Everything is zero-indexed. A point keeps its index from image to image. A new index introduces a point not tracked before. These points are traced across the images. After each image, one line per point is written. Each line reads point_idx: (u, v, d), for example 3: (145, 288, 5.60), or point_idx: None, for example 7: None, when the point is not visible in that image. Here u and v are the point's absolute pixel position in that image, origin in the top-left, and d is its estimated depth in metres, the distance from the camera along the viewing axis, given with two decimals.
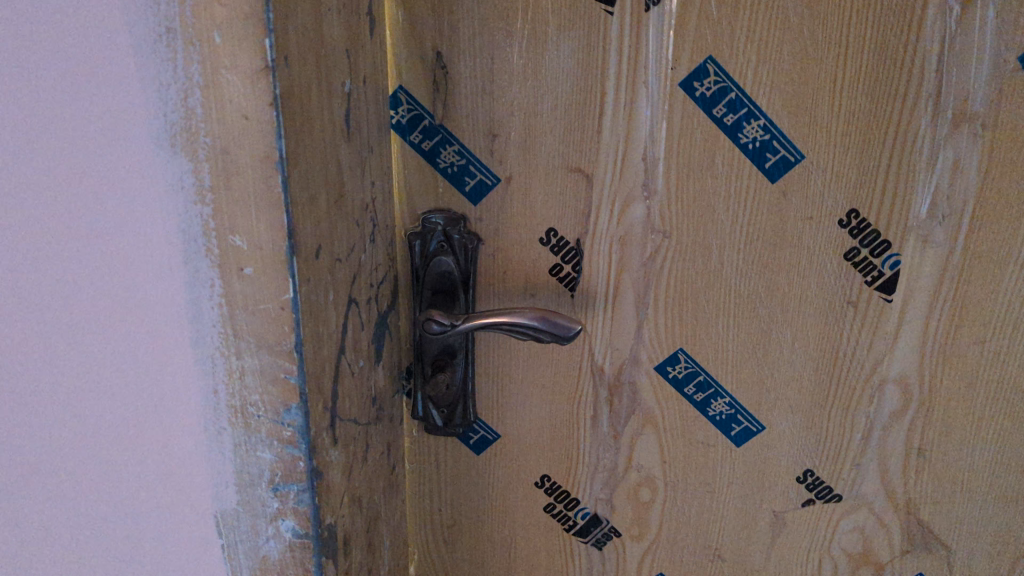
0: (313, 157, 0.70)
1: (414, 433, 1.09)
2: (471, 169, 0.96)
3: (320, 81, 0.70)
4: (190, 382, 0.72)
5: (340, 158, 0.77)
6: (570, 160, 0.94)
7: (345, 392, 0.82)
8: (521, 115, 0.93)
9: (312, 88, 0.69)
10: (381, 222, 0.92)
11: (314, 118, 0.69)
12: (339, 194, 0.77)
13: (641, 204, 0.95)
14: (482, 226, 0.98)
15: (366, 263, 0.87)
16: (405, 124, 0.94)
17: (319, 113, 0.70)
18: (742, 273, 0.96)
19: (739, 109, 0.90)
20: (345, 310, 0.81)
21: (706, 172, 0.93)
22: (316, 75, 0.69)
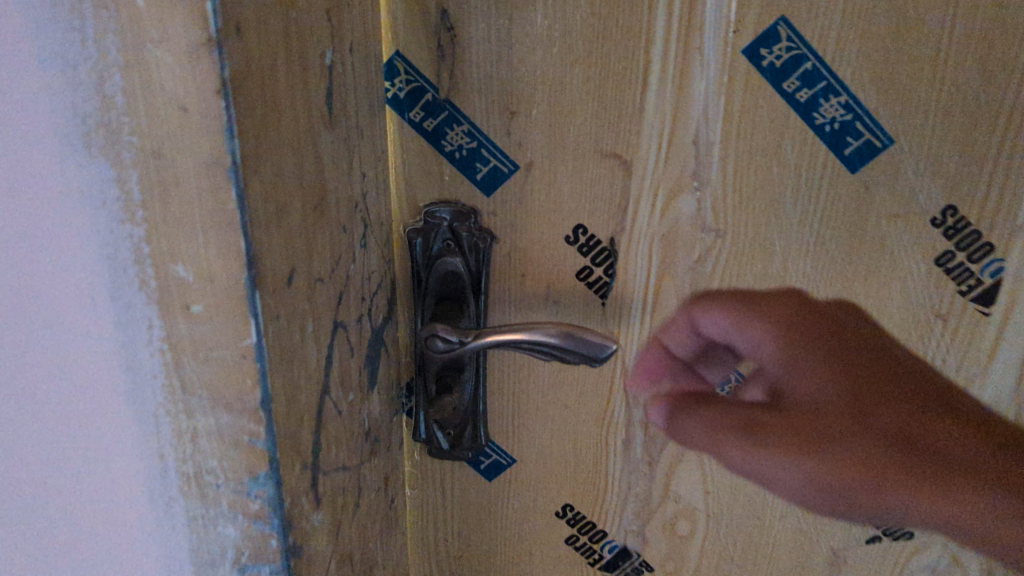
0: (280, 156, 0.53)
1: (415, 458, 0.94)
2: (483, 154, 0.79)
3: (290, 54, 0.53)
4: (127, 445, 0.56)
5: (320, 150, 0.60)
6: (605, 144, 0.77)
7: (330, 439, 0.66)
8: (544, 89, 0.75)
9: (277, 63, 0.51)
10: (373, 221, 0.75)
11: (282, 104, 0.52)
12: (318, 197, 0.60)
13: (690, 197, 0.79)
14: (496, 222, 0.82)
15: (356, 276, 0.71)
16: (403, 99, 0.77)
17: (288, 96, 0.53)
18: (807, 280, 0.81)
19: (816, 83, 0.72)
20: (330, 339, 0.65)
21: (771, 160, 0.76)
22: (282, 45, 0.52)
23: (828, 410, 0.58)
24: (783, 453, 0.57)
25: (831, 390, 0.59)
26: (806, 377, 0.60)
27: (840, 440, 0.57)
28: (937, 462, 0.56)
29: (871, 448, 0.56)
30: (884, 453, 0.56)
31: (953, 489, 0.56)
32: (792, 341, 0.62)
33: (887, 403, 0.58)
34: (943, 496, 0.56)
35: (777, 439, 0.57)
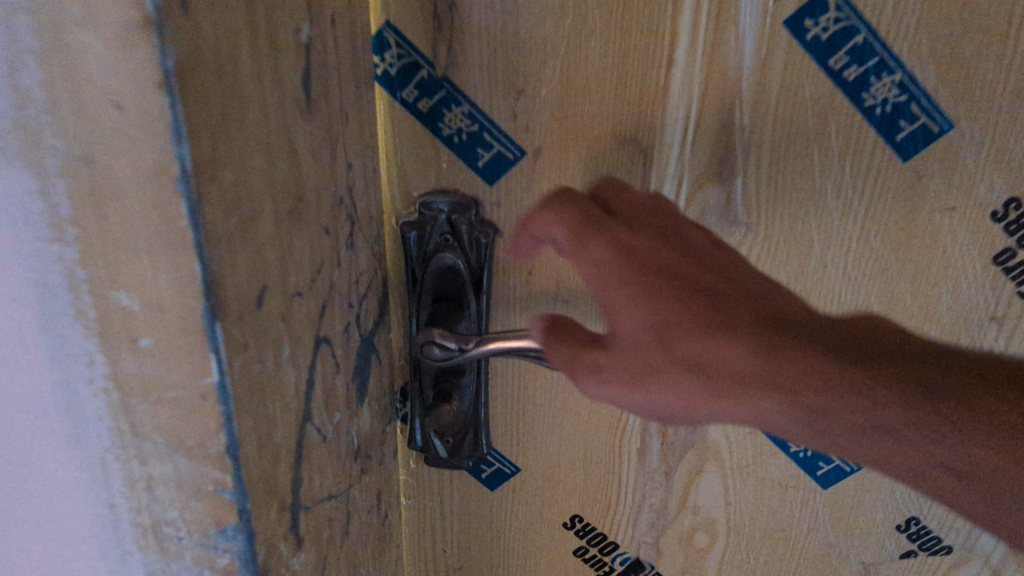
0: (246, 158, 0.44)
1: (411, 466, 0.86)
2: (485, 138, 0.70)
3: (256, 33, 0.44)
4: (72, 493, 0.48)
5: (295, 143, 0.51)
6: (623, 127, 0.68)
7: (313, 470, 0.58)
8: (555, 65, 0.66)
9: (240, 46, 0.42)
10: (361, 217, 0.66)
11: (246, 95, 0.43)
12: (295, 199, 0.51)
13: (719, 186, 0.70)
14: (499, 213, 0.73)
15: (341, 283, 0.62)
16: (395, 76, 0.68)
17: (254, 84, 0.44)
18: (848, 279, 0.72)
19: (868, 59, 0.63)
20: (312, 359, 0.56)
21: (812, 146, 0.67)
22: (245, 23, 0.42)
23: (642, 346, 0.54)
24: (627, 387, 0.53)
25: (656, 321, 0.54)
26: (641, 310, 0.54)
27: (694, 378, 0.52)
28: (798, 395, 0.51)
29: (725, 376, 0.52)
30: (737, 388, 0.52)
31: (827, 414, 0.52)
32: (614, 280, 0.56)
33: (727, 336, 0.52)
34: (824, 420, 0.52)
35: (619, 373, 0.54)
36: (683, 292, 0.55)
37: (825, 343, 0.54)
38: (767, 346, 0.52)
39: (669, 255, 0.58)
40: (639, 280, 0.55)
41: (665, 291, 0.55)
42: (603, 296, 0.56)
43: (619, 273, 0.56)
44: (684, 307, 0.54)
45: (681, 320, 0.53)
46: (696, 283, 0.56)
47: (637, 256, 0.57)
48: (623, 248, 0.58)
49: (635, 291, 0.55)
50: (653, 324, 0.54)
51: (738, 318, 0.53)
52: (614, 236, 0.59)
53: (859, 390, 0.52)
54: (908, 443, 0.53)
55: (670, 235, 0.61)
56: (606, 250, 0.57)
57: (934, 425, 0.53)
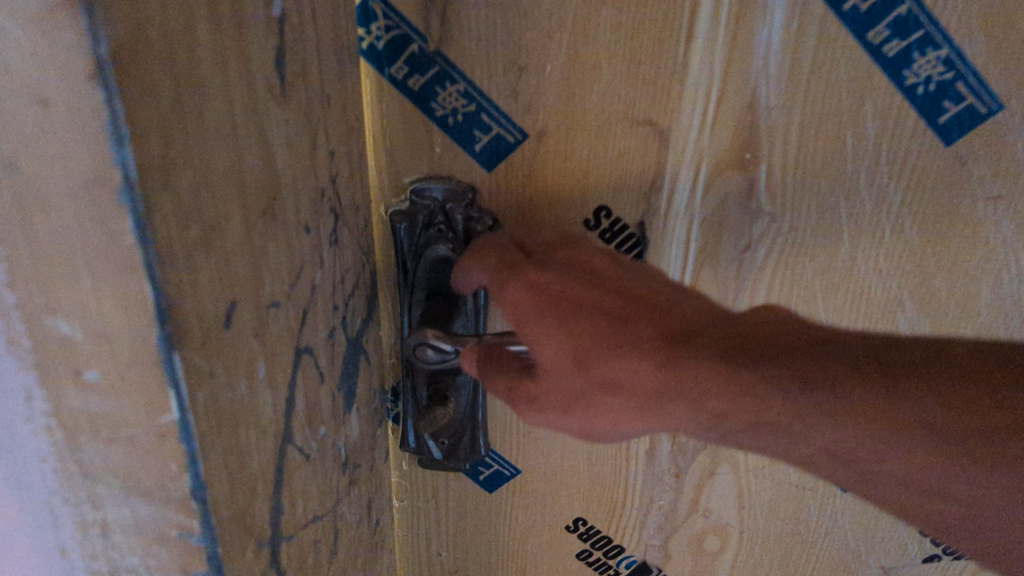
0: (208, 155, 0.37)
1: (403, 468, 0.81)
2: (482, 119, 0.63)
3: (218, 8, 0.37)
4: (17, 537, 0.42)
5: (269, 133, 0.44)
6: (636, 107, 0.62)
7: (296, 495, 0.53)
8: (562, 39, 0.59)
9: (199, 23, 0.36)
10: (346, 208, 0.60)
11: (207, 81, 0.37)
12: (271, 198, 0.45)
13: (741, 173, 0.64)
14: (496, 201, 0.67)
15: (325, 284, 0.56)
16: (382, 50, 0.61)
17: (217, 68, 0.38)
18: (878, 272, 0.67)
19: (910, 32, 0.57)
20: (292, 373, 0.50)
21: (844, 129, 0.61)
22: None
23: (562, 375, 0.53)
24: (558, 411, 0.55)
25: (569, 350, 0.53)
26: (551, 349, 0.53)
27: (609, 398, 0.53)
28: (704, 405, 0.52)
29: (634, 394, 0.52)
30: (652, 401, 0.52)
31: (732, 419, 0.53)
32: (526, 313, 0.54)
33: (628, 353, 0.52)
34: (737, 423, 0.53)
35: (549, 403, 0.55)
36: (589, 313, 0.53)
37: (727, 352, 0.52)
38: (668, 363, 0.51)
39: (580, 272, 0.56)
40: (545, 310, 0.53)
41: (571, 318, 0.53)
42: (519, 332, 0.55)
43: (526, 308, 0.54)
44: (589, 331, 0.52)
45: (587, 346, 0.52)
46: (604, 298, 0.54)
47: (548, 282, 0.55)
48: (530, 278, 0.55)
49: (544, 324, 0.53)
50: (563, 356, 0.53)
51: (640, 337, 0.52)
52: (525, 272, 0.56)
53: (759, 397, 0.52)
54: (832, 437, 0.54)
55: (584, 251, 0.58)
56: (517, 288, 0.55)
57: (858, 426, 0.53)
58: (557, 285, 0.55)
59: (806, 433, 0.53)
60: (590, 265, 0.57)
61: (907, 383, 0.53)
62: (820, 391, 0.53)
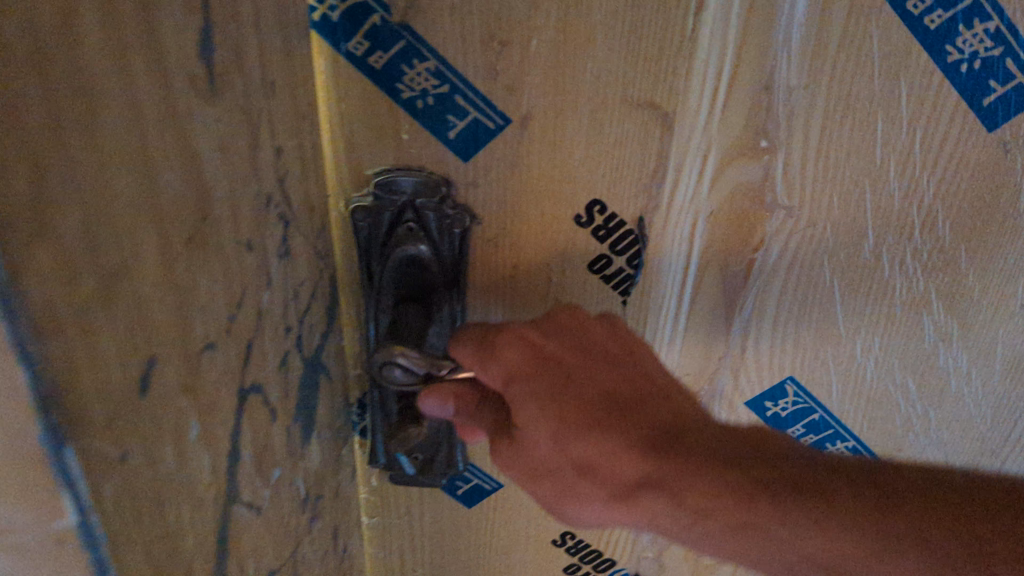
0: (105, 184, 0.28)
1: (371, 485, 0.73)
2: (457, 103, 0.54)
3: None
4: None
5: (193, 139, 0.35)
6: (636, 88, 0.53)
7: (246, 559, 0.45)
8: (550, 8, 0.50)
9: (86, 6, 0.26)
10: (298, 211, 0.51)
11: (102, 85, 0.28)
12: (198, 221, 0.36)
13: (753, 162, 0.56)
14: (478, 195, 0.58)
15: (274, 306, 0.47)
16: (337, 22, 0.51)
17: (117, 64, 0.29)
18: (905, 272, 0.59)
19: (957, 2, 0.49)
20: (235, 421, 0.42)
21: (875, 113, 0.53)
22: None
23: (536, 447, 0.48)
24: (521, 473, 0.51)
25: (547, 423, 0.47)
26: (530, 417, 0.48)
27: (583, 480, 0.48)
28: (683, 503, 0.45)
29: (607, 481, 0.47)
30: (627, 493, 0.47)
31: (711, 522, 0.45)
32: (516, 375, 0.49)
33: (614, 436, 0.46)
34: (715, 530, 0.45)
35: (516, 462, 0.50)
36: (582, 387, 0.49)
37: (732, 457, 0.46)
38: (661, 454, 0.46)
39: (577, 343, 0.52)
40: (538, 373, 0.49)
41: (564, 387, 0.48)
42: (505, 392, 0.50)
43: (520, 367, 0.49)
44: (576, 403, 0.47)
45: (572, 420, 0.47)
46: (593, 375, 0.50)
47: (543, 344, 0.51)
48: (526, 335, 0.51)
49: (531, 390, 0.48)
50: (545, 426, 0.47)
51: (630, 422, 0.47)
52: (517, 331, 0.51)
53: (741, 500, 0.44)
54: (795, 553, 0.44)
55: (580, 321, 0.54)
56: (509, 347, 0.50)
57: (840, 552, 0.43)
58: (552, 350, 0.51)
59: (783, 540, 0.44)
60: (585, 337, 0.53)
61: (902, 507, 0.44)
62: (792, 500, 0.44)
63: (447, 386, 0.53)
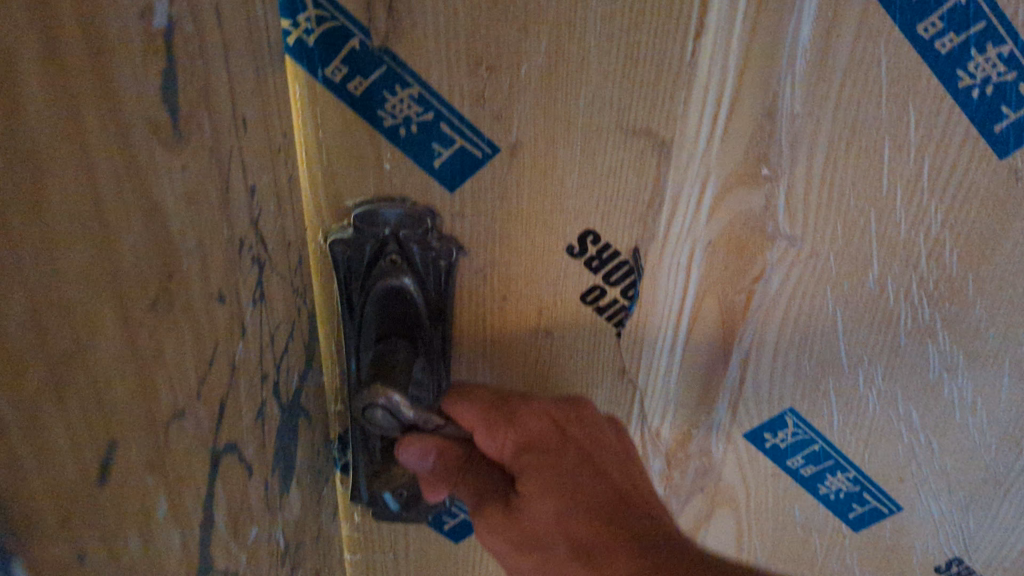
0: (53, 255, 0.25)
1: (356, 521, 0.70)
2: (443, 130, 0.51)
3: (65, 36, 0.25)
4: None
5: (157, 194, 0.32)
6: (632, 115, 0.50)
7: None
8: (541, 33, 0.47)
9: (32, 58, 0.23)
10: (274, 251, 0.47)
11: (51, 138, 0.24)
12: (164, 281, 0.33)
13: (755, 190, 0.53)
14: (465, 226, 0.55)
15: (250, 356, 0.44)
16: (313, 47, 0.48)
17: (68, 121, 0.25)
18: (910, 301, 0.57)
19: (970, 25, 0.46)
20: (210, 489, 0.39)
21: (882, 140, 0.50)
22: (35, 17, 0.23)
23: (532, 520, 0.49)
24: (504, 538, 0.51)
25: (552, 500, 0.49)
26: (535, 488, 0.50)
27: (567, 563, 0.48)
28: None
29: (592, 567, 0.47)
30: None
31: None
32: (532, 449, 0.51)
33: (613, 530, 0.48)
34: None
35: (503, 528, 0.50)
36: (591, 479, 0.51)
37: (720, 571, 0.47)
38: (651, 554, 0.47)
39: (594, 432, 0.54)
40: (553, 452, 0.51)
41: (576, 469, 0.51)
42: (514, 462, 0.51)
43: (536, 440, 0.52)
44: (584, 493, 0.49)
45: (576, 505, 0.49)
46: (602, 467, 0.52)
47: (563, 424, 0.54)
48: (549, 412, 0.54)
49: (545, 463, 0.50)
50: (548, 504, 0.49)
51: (628, 520, 0.49)
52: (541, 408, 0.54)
53: None
54: None
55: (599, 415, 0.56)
56: (533, 417, 0.53)
57: None
58: (570, 432, 0.53)
59: None
60: (602, 428, 0.55)
61: None
62: None
63: (431, 441, 0.51)
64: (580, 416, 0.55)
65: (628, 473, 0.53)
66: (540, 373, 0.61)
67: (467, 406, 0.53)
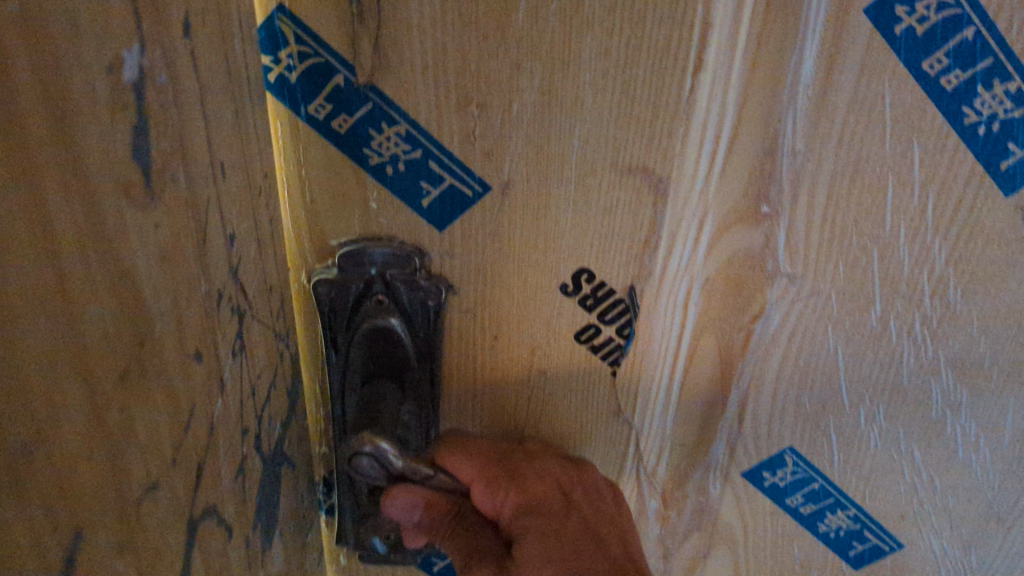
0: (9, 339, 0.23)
1: (341, 564, 0.68)
2: (431, 169, 0.49)
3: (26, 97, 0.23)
4: None
5: (128, 256, 0.30)
6: (628, 152, 0.48)
7: None
8: (534, 68, 0.45)
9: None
10: (255, 298, 0.45)
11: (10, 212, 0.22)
12: (136, 347, 0.31)
13: (754, 228, 0.52)
14: (455, 265, 0.53)
15: (230, 413, 0.42)
16: (296, 84, 0.46)
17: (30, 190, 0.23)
18: (913, 339, 0.55)
19: (976, 61, 0.45)
20: (187, 560, 0.36)
21: (885, 177, 0.49)
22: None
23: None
24: None
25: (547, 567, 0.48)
26: (532, 553, 0.49)
27: None
28: None
29: None
30: None
31: None
32: (531, 512, 0.52)
33: None
34: None
35: None
36: (588, 549, 0.50)
37: None
38: None
39: (598, 501, 0.54)
40: (552, 517, 0.51)
41: (575, 536, 0.50)
42: (513, 524, 0.51)
43: (538, 501, 0.52)
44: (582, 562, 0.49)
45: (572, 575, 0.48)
46: (600, 537, 0.51)
47: (568, 488, 0.53)
48: (553, 476, 0.54)
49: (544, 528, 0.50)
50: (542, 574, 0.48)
51: None
52: (543, 470, 0.54)
53: None
54: None
55: (600, 482, 0.55)
56: (535, 480, 0.53)
57: None
58: (574, 497, 0.53)
59: None
60: (605, 496, 0.54)
61: None
62: None
63: (419, 494, 0.50)
64: (585, 482, 0.54)
65: (626, 546, 0.52)
66: (527, 416, 0.59)
67: (466, 461, 0.53)
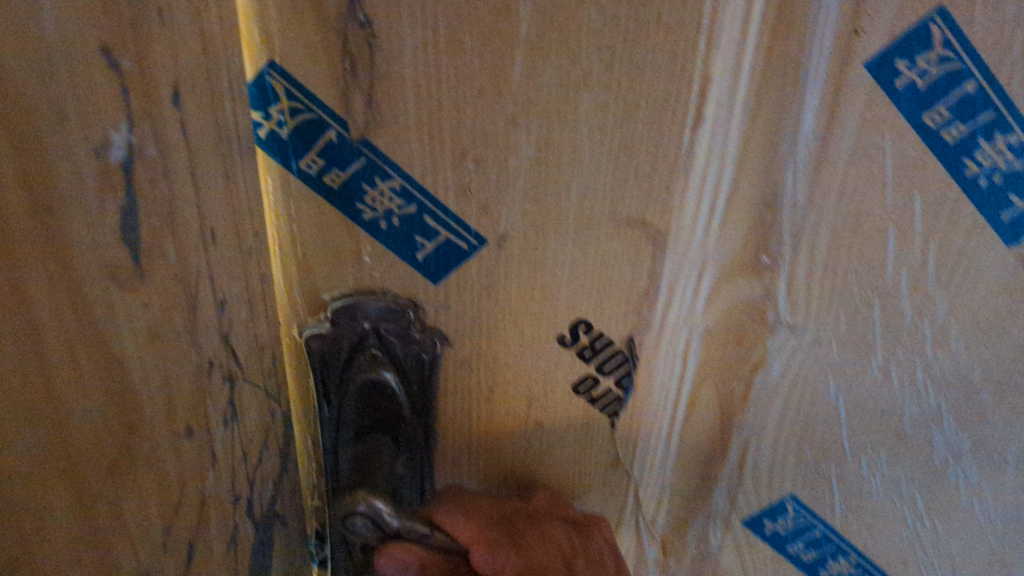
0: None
1: None
2: (426, 223, 0.48)
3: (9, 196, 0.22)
4: None
5: (117, 344, 0.28)
6: (625, 205, 0.48)
7: None
8: (531, 123, 0.45)
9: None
10: (246, 361, 0.44)
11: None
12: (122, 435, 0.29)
13: (754, 279, 0.51)
14: (450, 319, 0.52)
15: (221, 484, 0.40)
16: (287, 139, 0.45)
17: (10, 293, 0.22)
18: (916, 388, 0.54)
19: (977, 114, 0.45)
20: None
21: (887, 229, 0.48)
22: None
23: None
24: None
25: None
26: None
27: None
28: None
29: None
30: None
31: None
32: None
33: None
34: None
35: None
36: None
37: None
38: None
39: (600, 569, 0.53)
40: None
41: None
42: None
43: (543, 568, 0.51)
44: None
45: None
46: None
47: (571, 558, 0.53)
48: (556, 543, 0.53)
49: None
50: None
51: None
52: (546, 536, 0.53)
53: None
54: None
55: (600, 547, 0.55)
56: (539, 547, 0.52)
57: None
58: (576, 565, 0.52)
59: None
60: (606, 562, 0.54)
61: None
62: None
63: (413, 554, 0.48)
64: (586, 550, 0.54)
65: None
66: (525, 464, 0.58)
67: (466, 526, 0.52)
